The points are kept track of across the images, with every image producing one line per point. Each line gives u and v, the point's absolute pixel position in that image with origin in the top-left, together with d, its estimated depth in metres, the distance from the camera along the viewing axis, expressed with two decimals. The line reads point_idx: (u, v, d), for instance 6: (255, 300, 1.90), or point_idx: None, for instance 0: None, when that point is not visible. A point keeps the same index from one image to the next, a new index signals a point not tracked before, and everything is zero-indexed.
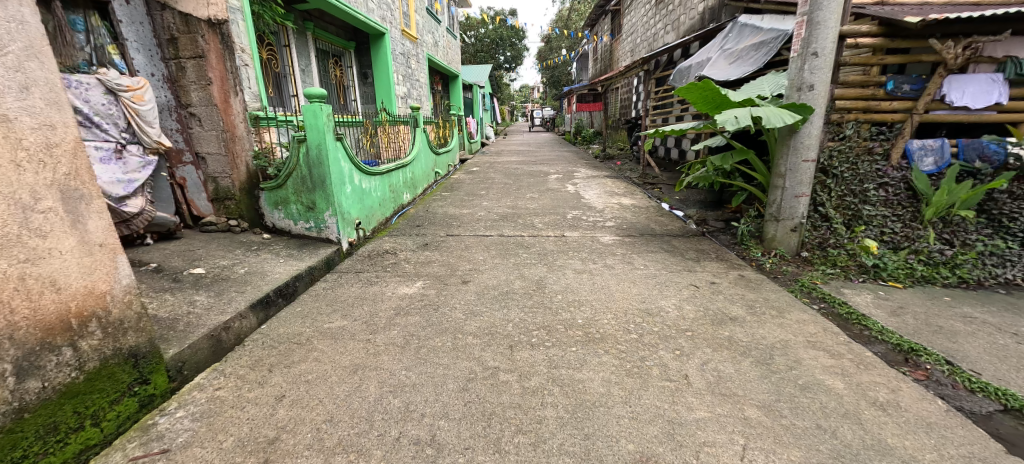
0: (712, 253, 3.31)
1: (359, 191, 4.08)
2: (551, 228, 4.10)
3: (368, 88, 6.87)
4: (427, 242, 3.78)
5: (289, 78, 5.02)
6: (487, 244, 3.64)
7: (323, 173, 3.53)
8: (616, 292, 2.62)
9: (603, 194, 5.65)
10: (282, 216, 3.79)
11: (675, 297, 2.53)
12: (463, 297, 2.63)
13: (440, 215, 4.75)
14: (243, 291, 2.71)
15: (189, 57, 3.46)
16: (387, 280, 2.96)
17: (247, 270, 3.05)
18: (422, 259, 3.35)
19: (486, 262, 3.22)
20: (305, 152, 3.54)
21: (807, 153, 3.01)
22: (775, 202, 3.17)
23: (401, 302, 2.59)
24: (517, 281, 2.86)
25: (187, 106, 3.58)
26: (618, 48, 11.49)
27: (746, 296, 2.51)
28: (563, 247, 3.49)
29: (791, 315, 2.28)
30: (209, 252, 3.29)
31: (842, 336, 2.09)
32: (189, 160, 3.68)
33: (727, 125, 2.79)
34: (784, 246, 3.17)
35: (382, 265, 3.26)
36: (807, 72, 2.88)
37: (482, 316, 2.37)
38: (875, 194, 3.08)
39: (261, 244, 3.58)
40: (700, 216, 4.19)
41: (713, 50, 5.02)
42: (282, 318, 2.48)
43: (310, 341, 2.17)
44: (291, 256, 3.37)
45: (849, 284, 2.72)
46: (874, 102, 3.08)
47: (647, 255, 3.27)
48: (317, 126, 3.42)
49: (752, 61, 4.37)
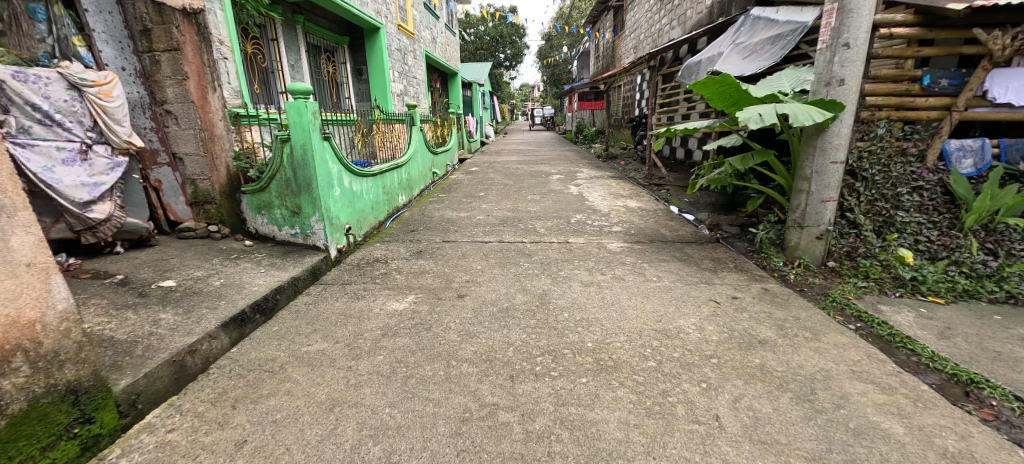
0: (729, 262, 3.04)
1: (349, 194, 3.82)
2: (554, 233, 3.83)
3: (362, 85, 6.59)
4: (421, 249, 3.51)
5: (277, 74, 4.76)
6: (486, 252, 3.37)
7: (308, 175, 3.28)
8: (628, 309, 2.35)
9: (608, 196, 5.39)
10: (265, 221, 3.53)
11: (694, 315, 2.26)
12: (458, 315, 2.37)
13: (436, 219, 4.48)
14: (215, 308, 2.46)
15: (164, 49, 3.20)
16: (375, 294, 2.69)
17: (223, 282, 2.79)
18: (415, 269, 3.09)
19: (484, 273, 2.96)
20: (289, 152, 3.28)
21: (836, 154, 2.74)
22: (799, 207, 2.92)
23: (389, 321, 2.33)
24: (518, 295, 2.59)
25: (163, 103, 3.32)
26: (621, 45, 11.20)
27: (774, 314, 2.25)
28: (567, 256, 3.23)
29: (827, 338, 2.02)
30: (183, 262, 3.03)
31: (889, 365, 1.83)
32: (165, 160, 3.40)
33: (750, 123, 2.51)
34: (808, 255, 2.91)
35: (372, 276, 3.00)
36: (837, 65, 2.61)
37: (480, 338, 2.11)
38: (908, 199, 2.82)
39: (241, 252, 3.31)
40: (713, 221, 3.93)
41: (725, 44, 4.74)
42: (256, 339, 2.22)
43: (283, 370, 1.91)
44: (272, 266, 3.11)
45: (885, 300, 2.46)
46: (908, 98, 2.81)
47: (659, 265, 3.00)
48: (302, 124, 3.17)
49: (768, 55, 4.10)
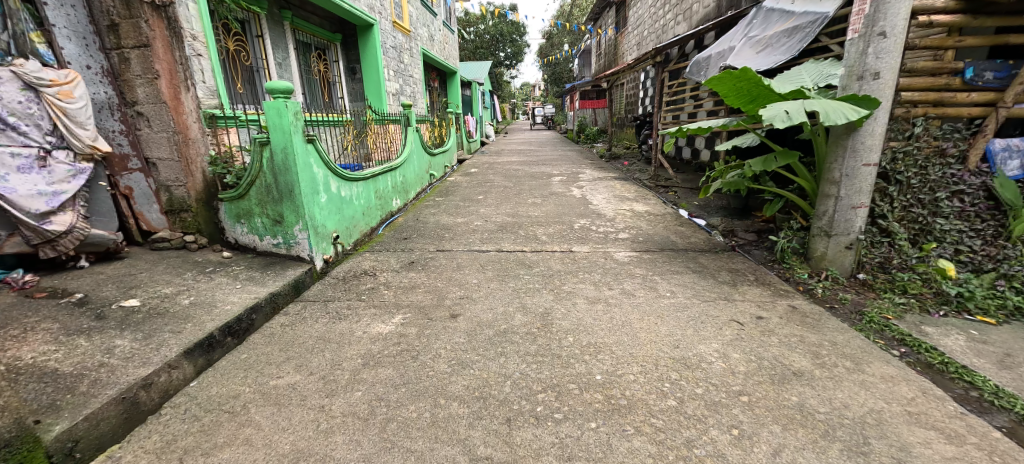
0: (749, 274, 2.78)
1: (336, 200, 3.57)
2: (557, 241, 3.58)
3: (356, 84, 6.31)
4: (413, 260, 3.25)
5: (262, 73, 4.52)
6: (483, 263, 3.11)
7: (290, 181, 3.03)
8: (640, 332, 2.09)
9: (613, 199, 5.12)
10: (245, 231, 3.27)
11: (716, 339, 2.00)
12: (449, 340, 2.10)
13: (431, 226, 4.22)
14: (178, 333, 2.21)
15: (133, 46, 2.95)
16: (359, 313, 2.43)
17: (193, 301, 2.54)
18: (405, 282, 2.83)
19: (481, 288, 2.69)
20: (269, 156, 3.02)
21: (868, 155, 2.48)
22: (825, 214, 2.65)
23: (372, 347, 2.06)
24: (517, 315, 2.33)
25: (133, 104, 3.08)
26: (624, 42, 10.90)
27: (807, 339, 1.98)
28: (571, 267, 2.96)
29: (872, 369, 1.76)
30: (152, 277, 2.79)
31: (950, 404, 1.57)
32: (137, 166, 3.14)
33: (776, 122, 2.24)
34: (837, 266, 2.65)
35: (357, 291, 2.74)
36: (872, 56, 2.34)
37: (473, 370, 1.85)
38: (948, 204, 2.54)
39: (218, 264, 3.06)
40: (726, 226, 3.67)
41: (736, 38, 4.48)
42: (220, 370, 1.96)
43: (246, 410, 1.66)
44: (250, 281, 2.86)
45: (928, 319, 2.19)
46: (947, 94, 2.56)
47: (672, 278, 2.74)
48: (283, 126, 2.93)
49: (784, 48, 3.83)
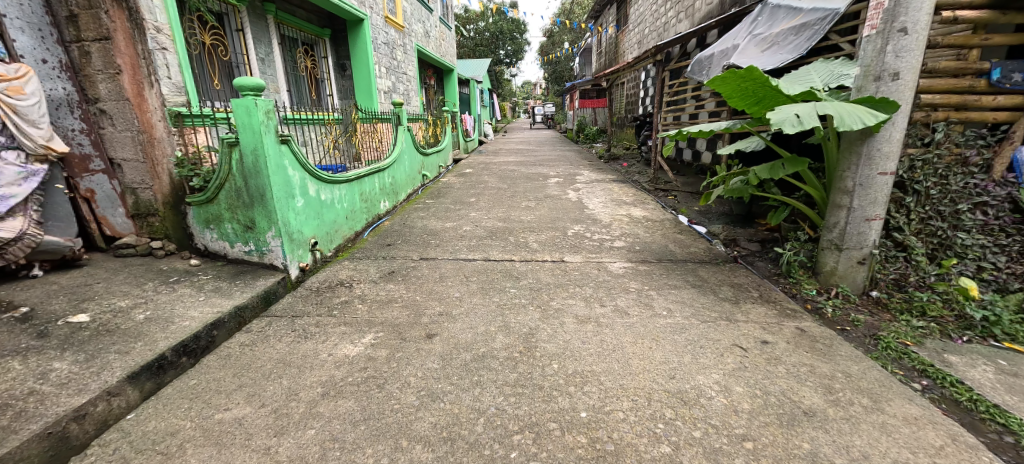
0: (752, 290, 2.57)
1: (315, 204, 3.37)
2: (549, 250, 3.37)
3: (345, 81, 6.09)
4: (394, 269, 3.04)
5: (242, 69, 4.31)
6: (467, 274, 2.90)
7: (262, 185, 2.82)
8: (632, 358, 1.89)
9: (610, 202, 4.92)
10: (214, 237, 3.07)
11: (716, 369, 1.80)
12: (421, 366, 1.90)
13: (418, 231, 4.01)
14: (125, 354, 2.01)
15: (93, 39, 2.74)
16: (327, 332, 2.22)
17: (149, 316, 2.34)
18: (382, 296, 2.62)
19: (462, 303, 2.48)
20: (239, 158, 2.82)
21: (884, 163, 2.27)
22: (836, 226, 2.45)
23: (335, 373, 1.86)
24: (499, 335, 2.12)
25: (95, 101, 2.87)
26: (625, 40, 10.64)
27: (818, 370, 1.78)
28: (561, 280, 2.75)
29: (892, 409, 1.57)
30: (110, 288, 2.59)
31: (986, 455, 1.37)
32: (99, 167, 2.94)
33: (786, 126, 2.01)
34: (848, 283, 2.45)
35: (329, 305, 2.53)
36: (891, 54, 2.13)
37: (443, 403, 1.65)
38: (970, 217, 2.31)
39: (183, 273, 2.86)
40: (728, 235, 3.47)
41: (740, 36, 4.26)
42: (163, 400, 1.76)
43: (181, 451, 1.47)
44: (215, 292, 2.66)
45: (951, 346, 1.99)
46: (972, 97, 2.36)
47: (669, 293, 2.53)
48: (252, 126, 2.72)
49: (791, 47, 3.61)
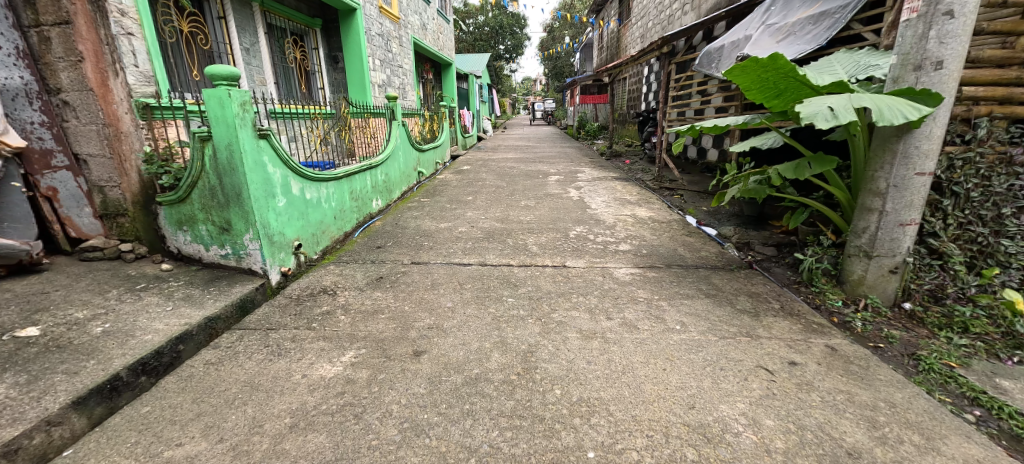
0: (773, 300, 2.35)
1: (299, 203, 3.14)
2: (550, 254, 3.14)
3: (338, 74, 5.83)
4: (382, 275, 2.81)
5: (225, 59, 4.08)
6: (462, 281, 2.67)
7: (238, 184, 2.59)
8: (644, 383, 1.67)
9: (613, 202, 4.69)
10: (188, 239, 2.84)
11: (741, 396, 1.58)
12: (405, 391, 1.67)
13: (410, 232, 3.78)
14: (74, 375, 1.79)
15: (52, 23, 2.48)
16: (303, 348, 1.99)
17: (107, 329, 2.11)
18: (367, 306, 2.39)
19: (454, 315, 2.25)
20: (212, 154, 2.59)
21: (923, 162, 2.04)
22: (866, 231, 2.23)
23: (307, 400, 1.64)
24: (494, 354, 1.89)
25: (57, 91, 2.62)
26: (628, 34, 10.37)
27: (857, 398, 1.57)
28: (564, 288, 2.53)
29: (949, 449, 1.35)
30: (68, 297, 2.36)
31: None
32: (63, 163, 2.69)
33: (817, 120, 1.79)
34: (878, 293, 2.24)
35: (308, 317, 2.29)
36: (934, 40, 1.90)
37: (428, 439, 1.43)
38: (1015, 222, 2.06)
39: (153, 279, 2.63)
40: (741, 238, 3.25)
41: (753, 26, 4.03)
42: (110, 431, 1.54)
43: None
44: (185, 301, 2.43)
45: (1001, 369, 1.77)
46: (1019, 89, 2.11)
47: (682, 304, 2.30)
48: (226, 119, 2.49)
49: (809, 37, 3.38)
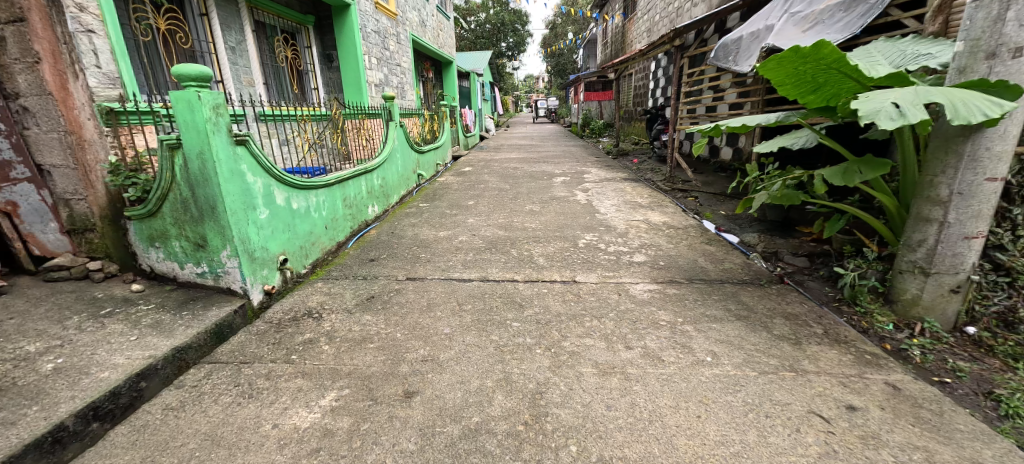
0: (815, 324, 2.06)
1: (284, 214, 2.88)
2: (558, 267, 2.86)
3: (332, 73, 5.58)
4: (374, 294, 2.55)
5: (208, 58, 3.85)
6: (461, 301, 2.41)
7: (212, 196, 2.34)
8: (675, 436, 1.40)
9: (624, 205, 4.41)
10: (161, 256, 2.59)
11: (795, 456, 1.31)
12: (392, 448, 1.41)
13: (407, 242, 3.52)
14: (10, 426, 1.55)
15: (4, 21, 2.20)
16: (278, 388, 1.74)
17: (60, 365, 1.87)
18: (354, 333, 2.13)
19: (453, 344, 1.98)
20: (183, 163, 2.33)
21: (994, 166, 1.75)
22: (923, 244, 1.94)
23: (275, 460, 1.38)
24: (496, 396, 1.63)
25: (16, 96, 2.34)
26: (633, 28, 10.03)
27: (938, 458, 1.30)
28: (576, 310, 2.25)
29: None
30: (22, 326, 2.11)
31: None
32: (23, 175, 2.40)
33: (880, 119, 1.52)
34: (936, 316, 1.95)
35: (288, 347, 2.03)
36: (1013, 23, 1.60)
37: None
38: None
39: (120, 303, 2.38)
40: (768, 247, 2.96)
41: (775, 15, 3.71)
42: None
43: None
44: (153, 329, 2.18)
45: None
46: None
47: (710, 330, 2.02)
48: (196, 124, 2.23)
49: (841, 26, 3.07)
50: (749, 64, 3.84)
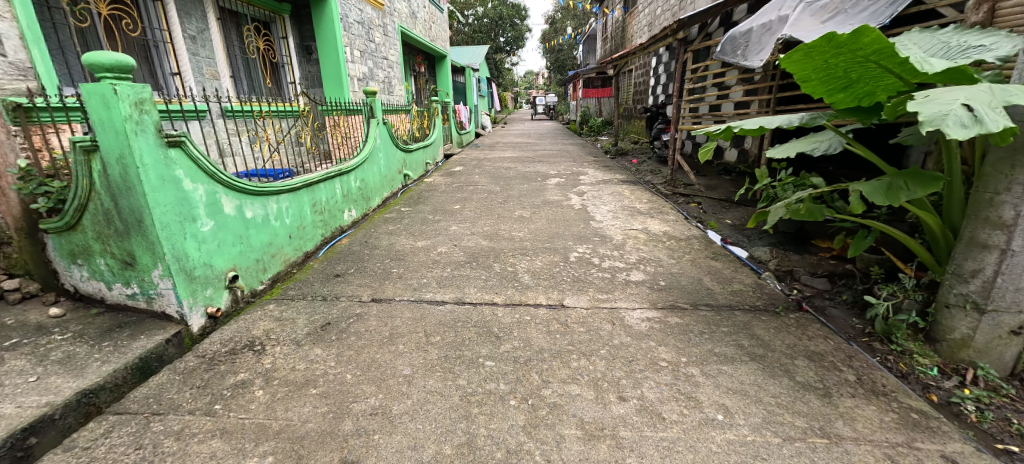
0: (845, 367, 1.73)
1: (236, 225, 2.52)
2: (544, 287, 2.53)
3: (312, 67, 5.22)
4: (330, 321, 2.21)
5: (163, 48, 3.50)
6: (428, 331, 2.07)
7: (137, 207, 1.99)
8: None
9: (622, 211, 4.07)
10: (85, 275, 2.25)
11: None
12: None
13: (380, 253, 3.18)
14: None
15: None
16: (186, 454, 1.40)
17: None
18: (295, 374, 1.79)
19: (410, 392, 1.65)
20: (101, 169, 1.99)
21: None
22: (980, 275, 1.60)
23: None
24: None
25: None
26: (634, 22, 9.62)
27: None
28: (561, 345, 1.91)
29: None
30: None
31: None
32: None
33: (947, 127, 1.19)
34: (991, 361, 1.62)
35: (214, 392, 1.70)
36: None
37: None
38: None
39: (32, 332, 2.04)
40: (782, 265, 2.62)
41: (790, 6, 3.36)
42: None
43: None
44: (60, 366, 1.84)
45: None
46: None
47: (720, 375, 1.69)
48: (114, 124, 1.89)
49: (865, 17, 2.74)
50: (759, 60, 3.50)
